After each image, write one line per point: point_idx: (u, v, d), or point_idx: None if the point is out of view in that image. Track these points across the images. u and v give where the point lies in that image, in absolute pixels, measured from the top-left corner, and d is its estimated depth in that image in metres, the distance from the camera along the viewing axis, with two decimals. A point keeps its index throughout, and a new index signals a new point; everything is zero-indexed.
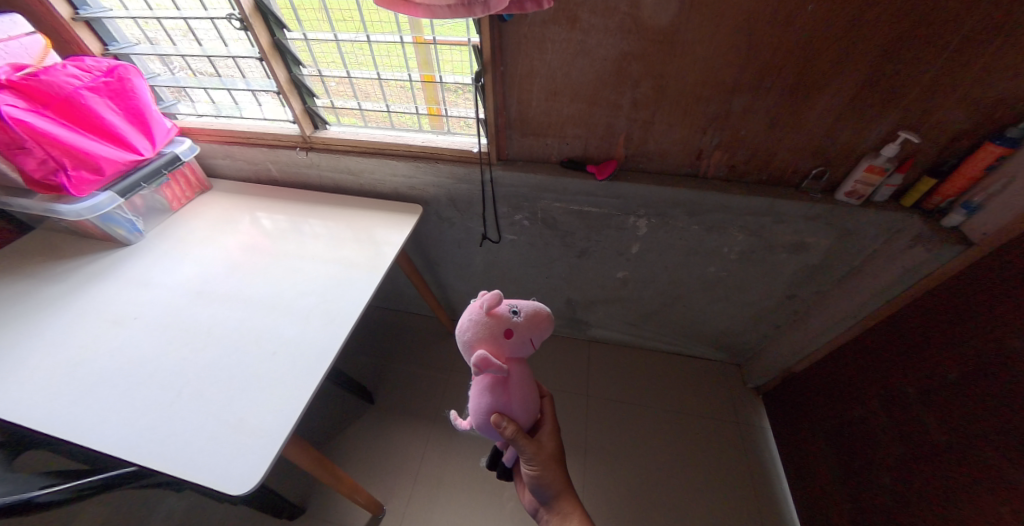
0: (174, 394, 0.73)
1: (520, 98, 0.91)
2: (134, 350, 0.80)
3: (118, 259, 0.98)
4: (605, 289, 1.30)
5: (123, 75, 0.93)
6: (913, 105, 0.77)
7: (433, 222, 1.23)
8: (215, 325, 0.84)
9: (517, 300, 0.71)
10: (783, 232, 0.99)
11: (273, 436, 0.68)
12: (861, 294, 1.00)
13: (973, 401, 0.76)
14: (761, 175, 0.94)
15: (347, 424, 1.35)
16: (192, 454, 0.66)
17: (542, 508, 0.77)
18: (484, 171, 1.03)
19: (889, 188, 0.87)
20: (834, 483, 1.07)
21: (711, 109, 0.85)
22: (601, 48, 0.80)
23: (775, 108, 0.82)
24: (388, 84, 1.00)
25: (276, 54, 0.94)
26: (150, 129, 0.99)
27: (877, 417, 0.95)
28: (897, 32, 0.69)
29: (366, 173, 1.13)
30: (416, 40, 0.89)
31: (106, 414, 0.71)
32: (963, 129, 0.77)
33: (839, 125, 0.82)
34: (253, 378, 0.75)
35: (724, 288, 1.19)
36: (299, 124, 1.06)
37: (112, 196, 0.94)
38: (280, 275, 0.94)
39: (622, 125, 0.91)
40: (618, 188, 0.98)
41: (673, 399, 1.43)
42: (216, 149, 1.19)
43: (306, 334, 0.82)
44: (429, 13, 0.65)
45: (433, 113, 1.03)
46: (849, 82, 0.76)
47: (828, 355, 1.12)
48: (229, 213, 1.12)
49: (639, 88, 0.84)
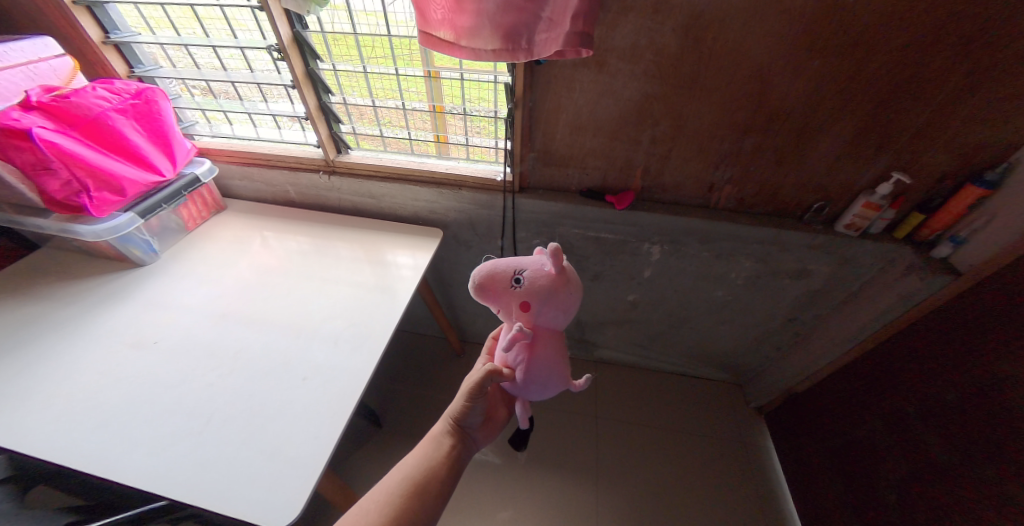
0: (203, 421, 0.72)
1: (546, 131, 0.95)
2: (157, 375, 0.78)
3: (132, 281, 0.97)
4: (616, 311, 1.34)
5: (151, 98, 0.93)
6: (903, 149, 0.85)
7: (450, 245, 1.26)
8: (242, 350, 0.83)
9: (517, 257, 0.73)
10: (786, 260, 1.05)
11: (309, 464, 0.67)
12: (858, 318, 1.07)
13: (969, 423, 0.82)
14: (768, 207, 1.01)
15: (356, 449, 1.33)
16: (229, 486, 0.65)
17: (516, 436, 0.79)
18: (507, 198, 1.07)
19: (884, 222, 0.94)
20: (840, 502, 1.11)
21: (724, 147, 0.91)
22: (625, 89, 0.85)
23: (782, 148, 0.90)
24: (410, 113, 1.03)
25: (308, 83, 0.97)
26: (172, 150, 0.98)
27: (880, 436, 1.00)
28: (890, 86, 0.78)
29: (388, 198, 1.15)
30: (430, 74, 0.94)
31: (134, 443, 0.69)
32: (947, 171, 0.86)
33: (839, 164, 0.90)
34: (285, 405, 0.74)
35: (729, 311, 1.24)
36: (324, 148, 1.07)
37: (133, 216, 0.93)
38: (306, 298, 0.94)
39: (641, 159, 0.97)
40: (635, 216, 1.03)
41: (678, 419, 1.47)
42: (235, 170, 1.18)
43: (335, 359, 0.82)
44: (473, 55, 0.69)
45: (440, 140, 1.06)
46: (848, 127, 0.84)
47: (827, 376, 1.18)
48: (246, 233, 1.12)
49: (659, 126, 0.90)
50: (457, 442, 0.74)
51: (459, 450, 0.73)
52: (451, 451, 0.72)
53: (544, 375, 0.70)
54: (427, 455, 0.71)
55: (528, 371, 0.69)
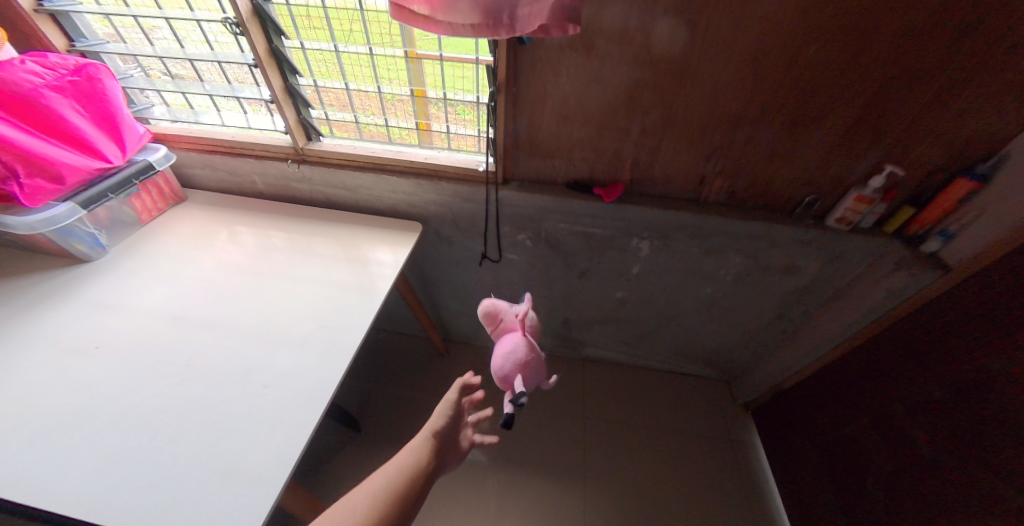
0: (149, 436, 0.64)
1: (531, 120, 0.90)
2: (97, 385, 0.70)
3: (75, 279, 0.87)
4: (603, 309, 1.31)
5: (93, 75, 0.84)
6: (896, 142, 0.83)
7: (431, 240, 1.20)
8: (197, 355, 0.76)
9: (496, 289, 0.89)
10: (777, 256, 1.03)
11: (269, 481, 0.61)
12: (846, 315, 1.06)
13: (955, 420, 0.81)
14: (759, 201, 0.98)
15: (332, 456, 1.28)
16: (176, 508, 0.58)
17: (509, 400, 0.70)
18: (490, 190, 1.01)
19: (874, 215, 0.92)
20: (826, 499, 1.10)
21: (716, 139, 0.88)
22: (614, 75, 0.81)
23: (775, 140, 0.86)
24: (386, 98, 0.96)
25: (273, 62, 0.89)
26: (121, 135, 0.89)
27: (866, 434, 0.99)
28: (886, 74, 0.75)
29: (363, 189, 1.08)
30: (409, 55, 0.87)
31: (67, 462, 0.61)
32: (938, 164, 0.84)
33: (831, 156, 0.87)
34: (244, 416, 0.67)
35: (717, 309, 1.23)
36: (292, 135, 0.99)
37: (73, 207, 0.84)
38: (272, 298, 0.87)
39: (631, 150, 0.92)
40: (623, 210, 0.99)
41: (665, 417, 1.45)
42: (195, 158, 1.09)
43: (303, 364, 0.75)
44: (449, 30, 0.63)
45: (420, 128, 1.00)
46: (841, 118, 0.81)
47: (813, 373, 1.17)
48: (207, 228, 1.03)
49: (649, 115, 0.86)
50: (437, 456, 0.68)
51: (436, 466, 0.67)
52: (427, 467, 0.66)
53: (538, 362, 0.77)
54: (406, 465, 0.66)
55: (532, 351, 0.77)
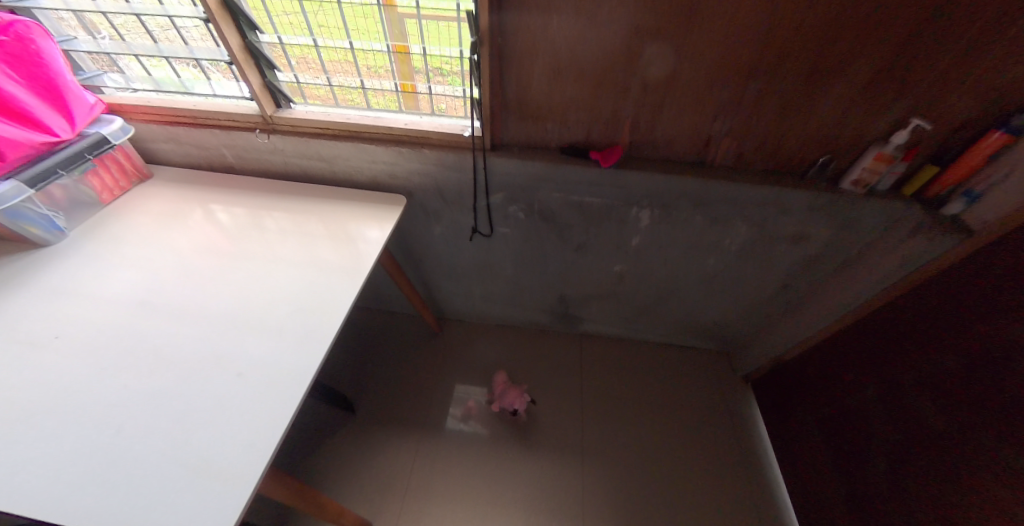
0: (113, 431, 0.60)
1: (519, 76, 0.81)
2: (56, 377, 0.65)
3: (32, 264, 0.81)
4: (601, 284, 1.26)
5: (23, 35, 0.74)
6: (925, 93, 0.74)
7: (418, 215, 1.13)
8: (164, 343, 0.71)
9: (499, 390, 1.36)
10: (784, 224, 0.97)
11: (243, 475, 0.57)
12: (855, 284, 1.01)
13: (965, 392, 0.77)
14: (768, 163, 0.91)
15: (328, 437, 1.27)
16: (142, 506, 0.54)
17: None
18: (478, 158, 0.94)
19: (893, 176, 0.85)
20: (826, 470, 1.09)
21: (724, 94, 0.79)
22: (612, 21, 0.71)
23: (790, 93, 0.78)
24: (360, 57, 0.87)
25: (226, 16, 0.78)
26: (67, 105, 0.81)
27: (870, 406, 0.96)
28: (924, 12, 0.65)
29: (341, 160, 1.00)
30: (384, 2, 0.77)
31: (24, 461, 0.57)
32: (967, 117, 0.75)
33: (852, 111, 0.79)
34: (216, 408, 0.63)
35: (719, 281, 1.18)
36: (259, 101, 0.90)
37: (18, 185, 0.76)
38: (244, 280, 0.81)
39: (630, 109, 0.84)
40: (621, 177, 0.91)
41: (664, 391, 1.43)
42: (156, 130, 1.00)
43: (279, 351, 0.70)
44: None
45: (406, 90, 0.91)
46: (867, 65, 0.72)
47: (817, 345, 1.13)
48: (175, 206, 0.96)
49: (651, 68, 0.77)
50: None
51: None
52: None
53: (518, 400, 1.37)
54: None
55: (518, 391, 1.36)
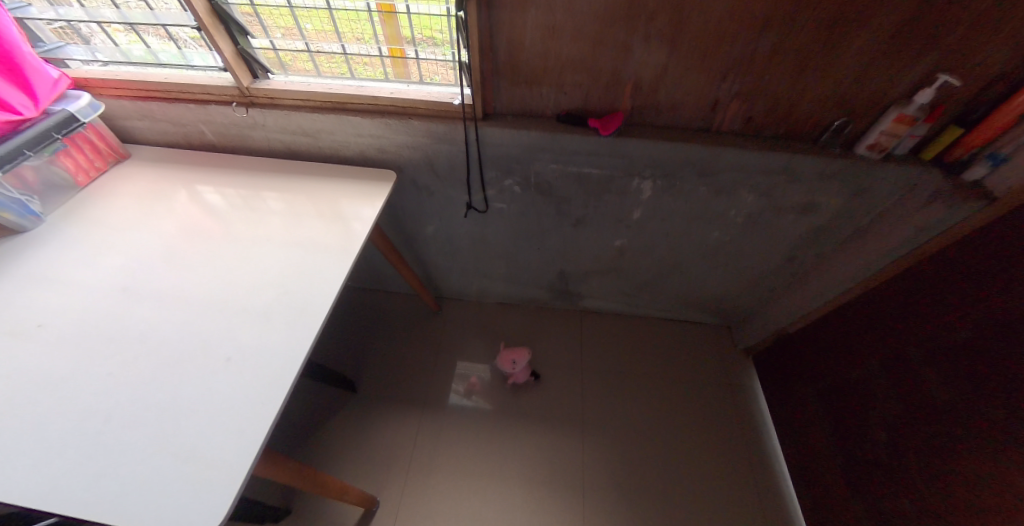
0: (100, 421, 0.59)
1: (511, 37, 0.75)
2: (39, 368, 0.63)
3: (8, 252, 0.78)
4: (601, 259, 1.22)
5: None
6: (957, 45, 0.67)
7: (410, 191, 1.08)
8: (149, 330, 0.68)
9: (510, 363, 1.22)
10: (794, 192, 0.92)
11: (232, 464, 0.56)
12: (865, 254, 0.97)
13: (977, 365, 0.74)
14: (779, 127, 0.85)
15: (330, 415, 1.28)
16: (132, 496, 0.53)
17: None
18: (469, 129, 0.88)
19: (913, 140, 0.80)
20: (826, 440, 1.09)
21: (735, 51, 0.72)
22: None
23: (808, 48, 0.71)
24: (338, 18, 0.79)
25: None
26: (27, 79, 0.76)
27: (874, 377, 0.94)
28: None
29: (325, 134, 0.94)
30: None
31: (11, 453, 0.56)
32: (1003, 72, 0.68)
33: (874, 67, 0.72)
34: (203, 395, 0.61)
35: (723, 253, 1.14)
36: (232, 71, 0.84)
37: None
38: (228, 263, 0.78)
39: (632, 70, 0.78)
40: (621, 145, 0.86)
41: (665, 364, 1.42)
42: (129, 107, 0.95)
43: (266, 336, 0.68)
44: None
45: (396, 55, 0.84)
46: (896, 14, 0.65)
47: (822, 317, 1.11)
48: (154, 187, 0.92)
49: (655, 22, 0.70)
50: None
51: None
52: None
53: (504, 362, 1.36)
54: None
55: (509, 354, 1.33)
